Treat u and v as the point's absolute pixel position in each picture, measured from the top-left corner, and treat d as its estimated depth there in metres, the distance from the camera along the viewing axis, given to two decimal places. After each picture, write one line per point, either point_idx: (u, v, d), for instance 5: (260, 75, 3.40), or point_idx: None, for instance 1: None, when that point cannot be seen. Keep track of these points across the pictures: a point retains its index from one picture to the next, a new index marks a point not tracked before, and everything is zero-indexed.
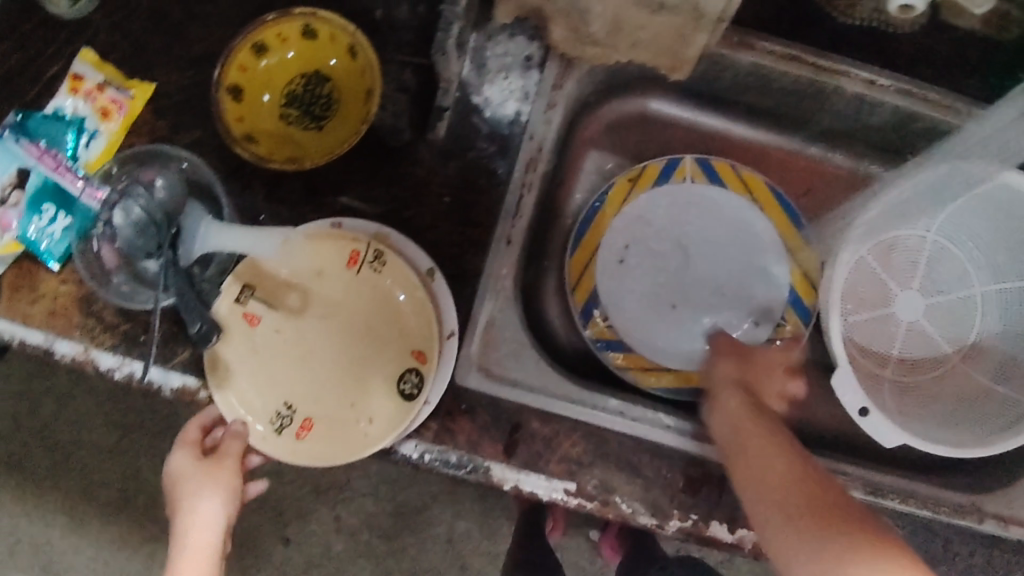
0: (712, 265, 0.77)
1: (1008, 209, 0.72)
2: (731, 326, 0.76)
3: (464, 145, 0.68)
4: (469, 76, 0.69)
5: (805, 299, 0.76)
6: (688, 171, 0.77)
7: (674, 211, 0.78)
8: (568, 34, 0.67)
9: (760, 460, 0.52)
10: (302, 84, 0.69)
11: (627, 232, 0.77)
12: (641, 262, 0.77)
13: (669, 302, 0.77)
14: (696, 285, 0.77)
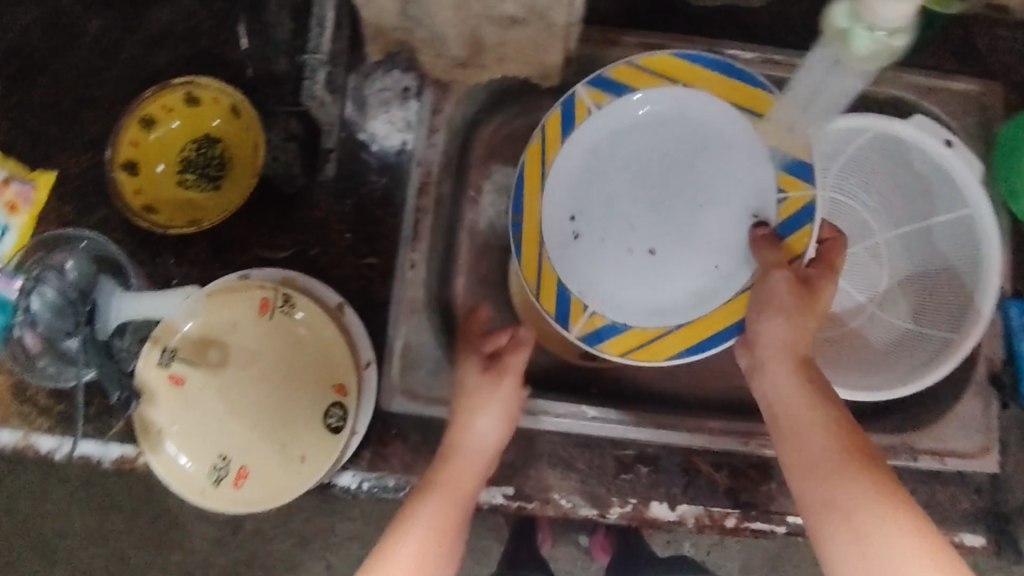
0: (682, 181, 0.65)
1: (894, 154, 0.75)
2: (732, 230, 0.64)
3: (358, 181, 0.72)
4: (353, 116, 0.72)
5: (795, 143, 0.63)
6: (588, 99, 0.65)
7: (605, 155, 0.66)
8: (435, 60, 0.70)
9: (826, 458, 0.50)
10: (194, 149, 0.72)
11: (568, 199, 0.67)
12: (595, 226, 0.66)
13: (640, 249, 0.66)
14: (674, 213, 0.65)
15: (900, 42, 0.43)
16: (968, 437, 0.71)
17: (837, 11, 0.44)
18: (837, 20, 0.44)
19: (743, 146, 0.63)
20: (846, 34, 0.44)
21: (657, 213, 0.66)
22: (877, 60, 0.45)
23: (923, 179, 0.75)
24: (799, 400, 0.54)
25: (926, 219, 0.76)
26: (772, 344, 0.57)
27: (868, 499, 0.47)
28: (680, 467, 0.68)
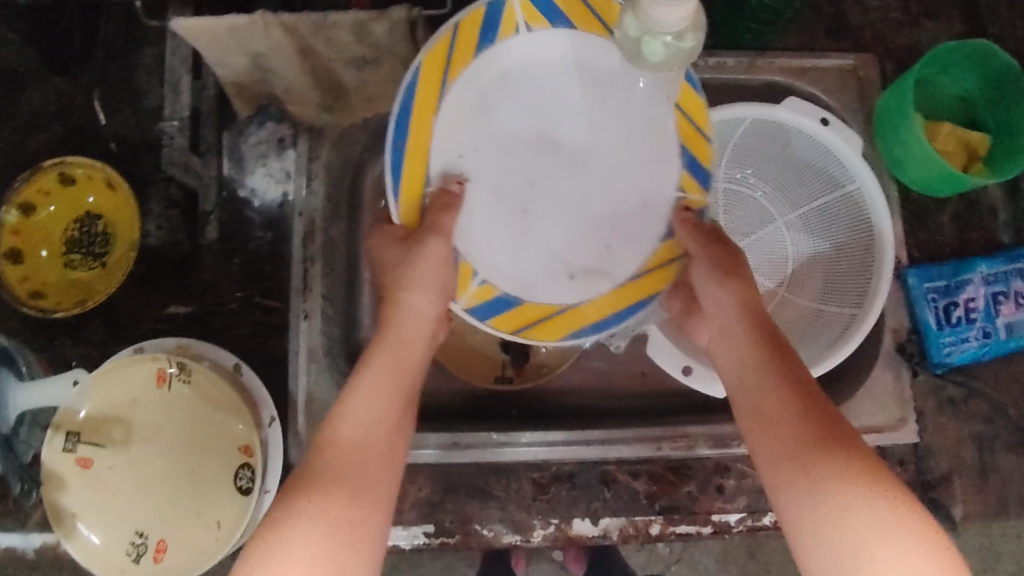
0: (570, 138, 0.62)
1: (776, 140, 0.75)
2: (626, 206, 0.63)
3: (243, 239, 0.72)
4: (231, 174, 0.72)
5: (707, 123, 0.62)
6: (518, 15, 0.57)
7: (516, 82, 0.59)
8: (303, 108, 0.70)
9: (799, 438, 0.49)
10: (77, 228, 0.72)
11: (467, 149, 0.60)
12: (486, 174, 0.61)
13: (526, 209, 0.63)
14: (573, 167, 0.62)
15: (692, 41, 0.45)
16: (884, 410, 0.70)
17: (627, 21, 0.45)
18: (629, 30, 0.45)
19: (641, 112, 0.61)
20: (643, 41, 0.46)
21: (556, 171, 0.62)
22: (676, 60, 0.47)
23: (811, 156, 0.75)
24: (769, 390, 0.52)
25: (824, 196, 0.76)
26: (724, 316, 0.59)
27: (807, 438, 0.48)
28: (597, 479, 0.69)
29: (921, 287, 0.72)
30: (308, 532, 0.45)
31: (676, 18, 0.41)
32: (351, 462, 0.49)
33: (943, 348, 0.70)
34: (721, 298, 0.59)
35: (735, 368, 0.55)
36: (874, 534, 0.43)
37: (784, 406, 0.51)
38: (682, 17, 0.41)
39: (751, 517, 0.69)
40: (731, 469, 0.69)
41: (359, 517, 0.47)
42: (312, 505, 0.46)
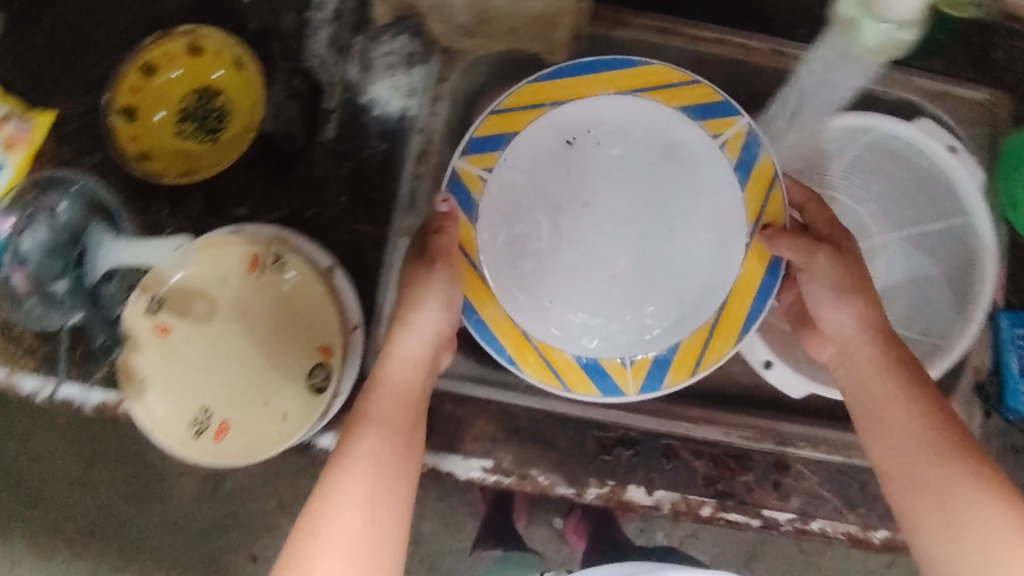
0: (664, 131, 0.65)
1: (899, 156, 0.75)
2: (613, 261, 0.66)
3: (357, 144, 0.71)
4: (356, 78, 0.71)
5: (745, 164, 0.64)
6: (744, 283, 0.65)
7: (594, 290, 0.66)
8: (444, 28, 0.69)
9: (911, 440, 0.52)
10: (194, 99, 0.71)
11: (553, 127, 0.65)
12: (560, 303, 0.66)
13: (573, 139, 0.65)
14: (658, 212, 0.66)
15: (908, 34, 0.45)
16: None
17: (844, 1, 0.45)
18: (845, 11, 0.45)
19: (727, 273, 0.65)
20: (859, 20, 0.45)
21: (648, 216, 0.66)
22: (879, 48, 0.47)
23: (929, 179, 0.75)
24: (884, 395, 0.55)
25: (932, 222, 0.75)
26: (840, 330, 0.60)
27: (919, 436, 0.52)
28: (661, 452, 0.69)
29: (1011, 331, 0.72)
30: (355, 481, 0.49)
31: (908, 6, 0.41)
32: (389, 411, 0.54)
33: (1021, 396, 0.70)
34: (844, 320, 0.59)
35: (852, 375, 0.58)
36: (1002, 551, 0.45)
37: (889, 393, 0.55)
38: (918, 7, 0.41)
39: (800, 519, 0.69)
40: (790, 469, 0.69)
41: (404, 464, 0.52)
42: (358, 448, 0.51)
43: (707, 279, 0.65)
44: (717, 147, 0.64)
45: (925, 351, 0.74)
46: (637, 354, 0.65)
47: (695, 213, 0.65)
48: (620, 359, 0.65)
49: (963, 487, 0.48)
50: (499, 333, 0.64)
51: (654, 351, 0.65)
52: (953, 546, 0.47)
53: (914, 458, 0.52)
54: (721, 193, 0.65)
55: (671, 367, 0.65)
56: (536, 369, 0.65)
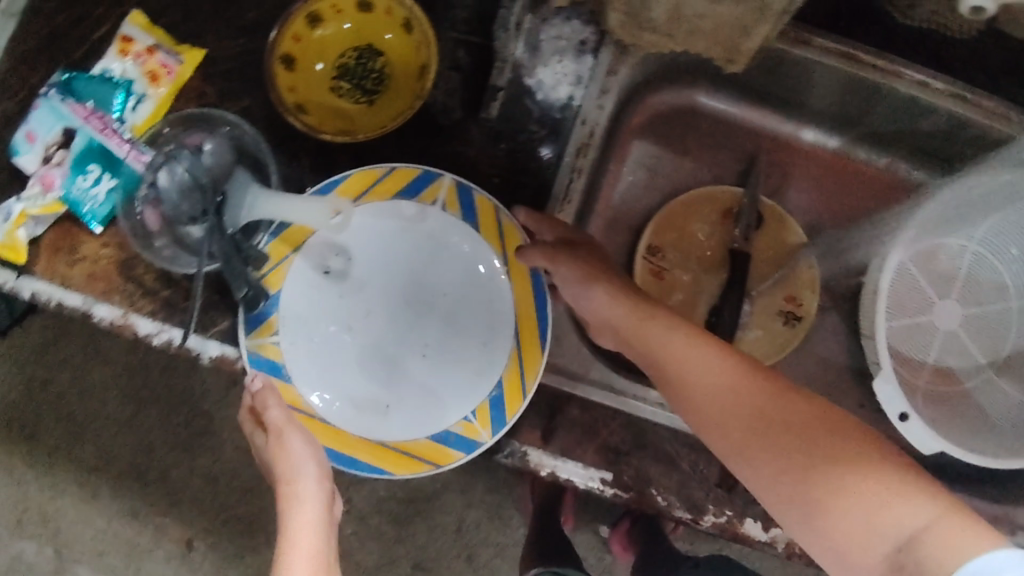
0: (393, 223, 0.64)
1: None
2: (368, 367, 0.64)
3: (516, 127, 0.68)
4: (522, 57, 0.68)
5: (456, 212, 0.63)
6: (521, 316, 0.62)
7: (368, 390, 0.63)
8: (625, 20, 0.66)
9: (755, 411, 0.48)
10: (354, 57, 0.68)
11: (305, 266, 0.63)
12: (349, 400, 0.63)
13: (328, 268, 0.64)
14: (425, 293, 0.64)
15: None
16: None
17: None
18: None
19: (498, 326, 0.63)
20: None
21: (408, 301, 0.64)
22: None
23: None
24: (690, 361, 0.52)
25: None
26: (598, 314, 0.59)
27: (773, 414, 0.48)
28: None
29: None
30: (301, 511, 0.51)
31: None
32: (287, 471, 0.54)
33: None
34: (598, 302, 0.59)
35: (660, 346, 0.54)
36: (880, 504, 0.42)
37: (715, 370, 0.51)
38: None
39: None
40: None
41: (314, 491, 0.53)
42: (298, 493, 0.52)
43: (482, 367, 0.63)
44: (441, 211, 0.63)
45: None
46: (469, 407, 0.62)
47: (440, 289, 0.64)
48: (465, 416, 0.62)
49: (840, 464, 0.44)
50: (359, 454, 0.62)
51: (483, 396, 0.62)
52: (832, 529, 0.43)
53: (752, 442, 0.48)
54: (469, 274, 0.64)
55: (506, 404, 0.61)
56: (390, 459, 0.62)
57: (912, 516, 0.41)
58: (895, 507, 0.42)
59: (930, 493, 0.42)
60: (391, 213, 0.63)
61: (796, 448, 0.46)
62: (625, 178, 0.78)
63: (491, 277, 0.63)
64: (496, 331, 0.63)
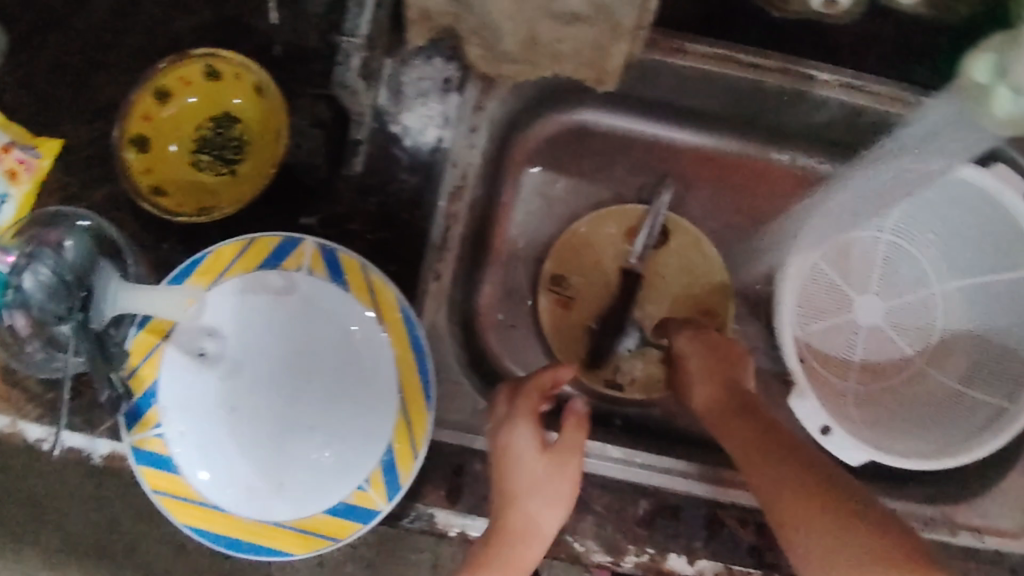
0: (265, 294, 0.61)
1: (967, 207, 0.70)
2: (257, 448, 0.61)
3: (384, 178, 0.65)
4: (387, 105, 0.66)
5: (320, 272, 0.60)
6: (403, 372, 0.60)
7: (258, 472, 0.61)
8: (483, 53, 0.64)
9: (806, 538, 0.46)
10: (212, 128, 0.66)
11: (181, 351, 0.61)
12: (239, 486, 0.60)
13: (205, 350, 0.62)
14: (306, 362, 0.62)
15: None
16: (1010, 514, 0.67)
17: (976, 69, 0.50)
18: (977, 76, 0.50)
19: (381, 386, 0.60)
20: (985, 92, 0.50)
21: (291, 371, 0.62)
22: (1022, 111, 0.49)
23: (985, 227, 0.70)
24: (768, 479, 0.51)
25: (994, 272, 0.71)
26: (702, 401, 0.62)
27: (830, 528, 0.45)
28: (704, 519, 0.64)
29: None
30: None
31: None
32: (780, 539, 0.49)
33: None
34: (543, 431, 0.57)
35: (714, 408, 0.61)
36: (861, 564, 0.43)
37: (752, 447, 0.54)
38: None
39: None
40: None
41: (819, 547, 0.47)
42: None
43: (371, 429, 0.60)
44: (308, 275, 0.61)
45: (984, 418, 0.68)
46: (361, 473, 0.59)
47: (322, 353, 0.61)
48: (358, 485, 0.59)
49: (823, 534, 0.46)
50: (252, 537, 0.59)
51: (375, 461, 0.59)
52: None
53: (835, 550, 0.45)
54: (349, 336, 0.61)
55: (399, 466, 0.59)
56: (286, 539, 0.59)
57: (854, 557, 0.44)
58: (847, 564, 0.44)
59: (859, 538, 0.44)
60: (256, 284, 0.61)
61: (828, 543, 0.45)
62: (522, 208, 0.75)
63: (365, 337, 0.61)
64: (382, 389, 0.60)
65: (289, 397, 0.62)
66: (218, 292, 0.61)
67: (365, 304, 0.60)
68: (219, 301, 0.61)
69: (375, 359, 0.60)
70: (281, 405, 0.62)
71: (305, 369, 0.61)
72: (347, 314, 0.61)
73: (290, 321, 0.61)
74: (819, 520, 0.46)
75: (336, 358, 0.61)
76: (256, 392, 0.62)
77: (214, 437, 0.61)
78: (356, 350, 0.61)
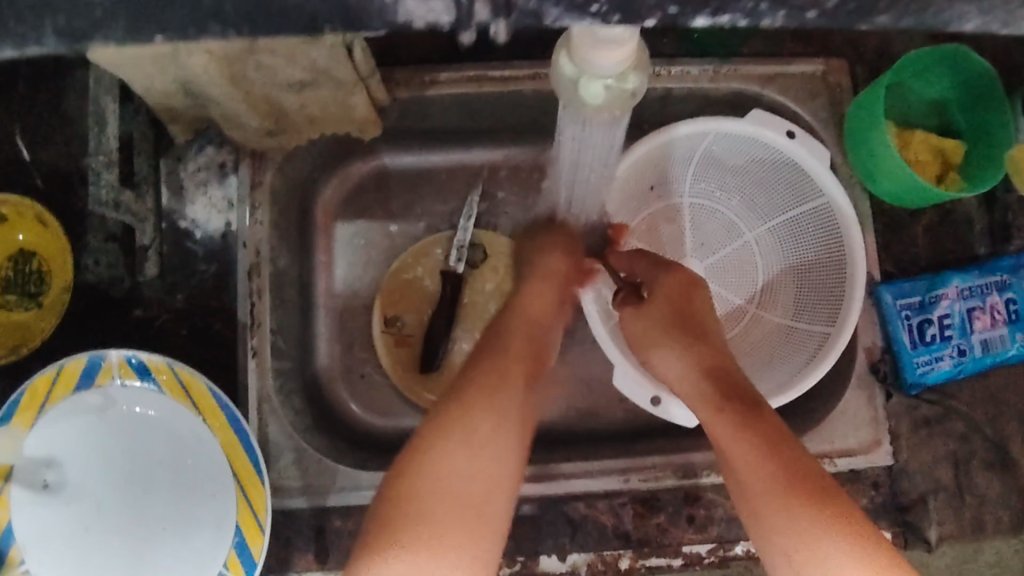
0: (88, 412, 0.63)
1: (744, 151, 0.72)
2: (118, 561, 0.63)
3: (186, 273, 0.69)
4: (170, 204, 0.69)
5: (134, 377, 0.63)
6: (234, 454, 0.64)
7: None
8: (243, 134, 0.67)
9: (777, 498, 0.50)
10: (11, 267, 0.66)
11: (21, 487, 0.62)
12: None
13: (46, 481, 0.62)
14: (144, 467, 0.64)
15: (627, 79, 0.45)
16: (857, 432, 0.68)
17: (563, 62, 0.45)
18: (565, 71, 0.45)
19: (217, 477, 0.64)
20: (577, 85, 0.45)
21: (134, 480, 0.64)
22: (613, 95, 0.46)
23: (773, 166, 0.72)
24: (740, 454, 0.53)
25: (792, 208, 0.74)
26: (667, 365, 0.62)
27: (808, 517, 0.49)
28: (564, 516, 0.66)
29: (894, 304, 0.69)
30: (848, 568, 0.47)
31: (614, 60, 0.41)
32: (750, 495, 0.52)
33: (916, 368, 0.68)
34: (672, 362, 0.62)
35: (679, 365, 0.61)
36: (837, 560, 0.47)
37: (724, 424, 0.55)
38: (620, 59, 0.40)
39: (722, 547, 0.67)
40: (702, 499, 0.67)
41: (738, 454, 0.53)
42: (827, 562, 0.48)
43: (220, 514, 0.64)
44: (122, 386, 0.63)
45: (815, 346, 0.70)
46: (219, 559, 0.63)
47: (158, 454, 0.64)
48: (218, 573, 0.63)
49: (801, 522, 0.49)
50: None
51: (226, 547, 0.63)
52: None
53: (801, 522, 0.49)
54: (178, 431, 0.64)
55: (250, 544, 0.63)
56: None
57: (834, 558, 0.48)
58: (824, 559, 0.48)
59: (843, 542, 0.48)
60: (71, 413, 0.63)
61: (804, 524, 0.49)
62: (341, 262, 0.76)
63: (191, 431, 0.64)
64: (222, 475, 0.64)
65: (138, 504, 0.64)
66: (44, 421, 0.62)
67: (184, 399, 0.64)
68: (38, 441, 0.62)
69: (205, 447, 0.64)
70: (132, 513, 0.63)
71: (146, 474, 0.64)
72: (172, 412, 0.64)
73: (118, 433, 0.64)
74: (807, 501, 0.50)
75: (171, 455, 0.64)
76: (106, 507, 0.63)
77: (75, 561, 0.62)
78: (187, 446, 0.64)
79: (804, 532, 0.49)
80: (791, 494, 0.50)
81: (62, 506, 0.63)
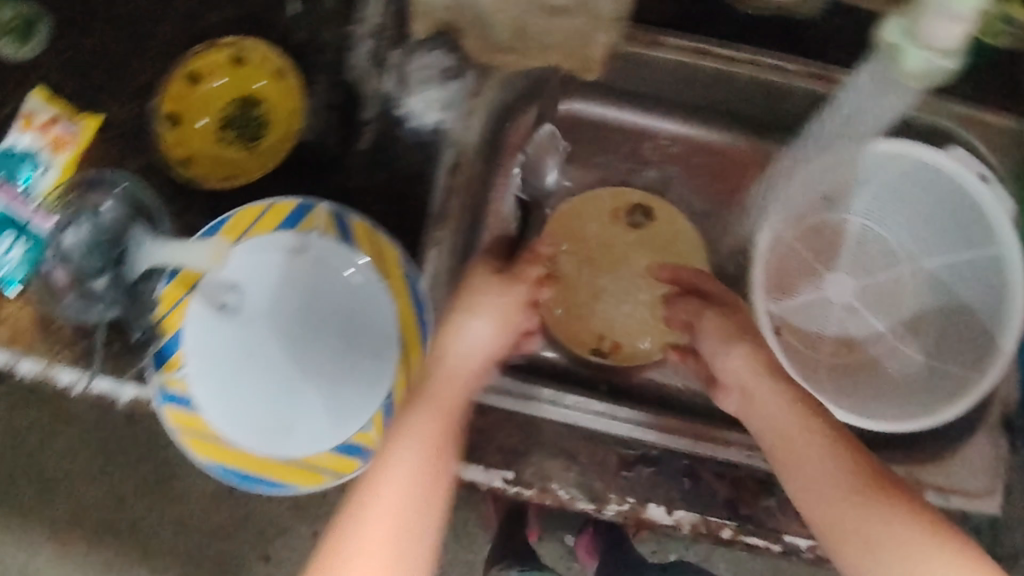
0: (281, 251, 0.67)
1: (928, 187, 0.75)
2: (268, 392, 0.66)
3: (389, 155, 0.71)
4: (392, 90, 0.71)
5: (332, 234, 0.67)
6: (406, 327, 0.67)
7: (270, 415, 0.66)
8: (480, 43, 0.72)
9: (841, 489, 0.54)
10: (237, 107, 0.72)
11: (203, 301, 0.67)
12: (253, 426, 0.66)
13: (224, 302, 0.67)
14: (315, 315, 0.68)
15: (947, 61, 0.53)
16: (976, 476, 0.70)
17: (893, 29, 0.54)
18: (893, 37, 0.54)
19: (379, 343, 0.67)
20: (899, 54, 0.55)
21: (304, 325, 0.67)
22: (920, 75, 0.56)
23: (949, 206, 0.75)
24: (803, 446, 0.57)
25: (956, 252, 0.76)
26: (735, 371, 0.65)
27: (880, 510, 0.52)
28: (682, 470, 0.69)
29: None
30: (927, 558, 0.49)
31: (949, 35, 0.51)
32: (810, 490, 0.55)
33: None
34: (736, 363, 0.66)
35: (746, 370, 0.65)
36: (912, 544, 0.50)
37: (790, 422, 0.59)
38: (955, 36, 0.50)
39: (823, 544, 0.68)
40: None
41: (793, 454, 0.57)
42: (912, 552, 0.50)
43: (374, 377, 0.67)
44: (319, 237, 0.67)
45: (952, 387, 0.72)
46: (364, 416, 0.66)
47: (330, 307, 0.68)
48: (361, 427, 0.66)
49: (875, 518, 0.52)
50: (265, 472, 0.66)
51: (375, 406, 0.66)
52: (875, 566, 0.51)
53: (869, 514, 0.52)
54: (357, 292, 0.68)
55: (399, 410, 0.65)
56: (296, 474, 0.65)
57: (919, 556, 0.49)
58: (906, 550, 0.50)
59: (922, 534, 0.50)
60: (269, 247, 0.67)
61: (870, 512, 0.52)
62: (519, 190, 0.81)
63: (370, 295, 0.68)
64: (386, 343, 0.67)
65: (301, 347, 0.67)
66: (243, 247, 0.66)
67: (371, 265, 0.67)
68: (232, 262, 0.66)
69: (378, 314, 0.67)
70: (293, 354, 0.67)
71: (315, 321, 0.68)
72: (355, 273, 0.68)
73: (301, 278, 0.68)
74: (873, 489, 0.53)
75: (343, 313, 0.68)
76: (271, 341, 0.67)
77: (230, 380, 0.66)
78: (362, 307, 0.68)
79: (881, 521, 0.52)
80: (865, 484, 0.54)
81: (233, 328, 0.67)
